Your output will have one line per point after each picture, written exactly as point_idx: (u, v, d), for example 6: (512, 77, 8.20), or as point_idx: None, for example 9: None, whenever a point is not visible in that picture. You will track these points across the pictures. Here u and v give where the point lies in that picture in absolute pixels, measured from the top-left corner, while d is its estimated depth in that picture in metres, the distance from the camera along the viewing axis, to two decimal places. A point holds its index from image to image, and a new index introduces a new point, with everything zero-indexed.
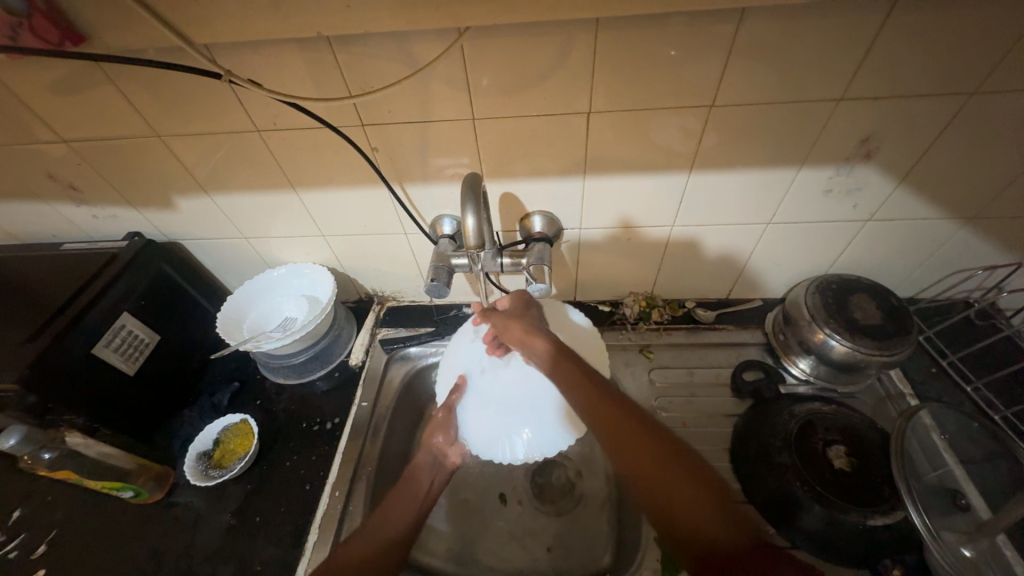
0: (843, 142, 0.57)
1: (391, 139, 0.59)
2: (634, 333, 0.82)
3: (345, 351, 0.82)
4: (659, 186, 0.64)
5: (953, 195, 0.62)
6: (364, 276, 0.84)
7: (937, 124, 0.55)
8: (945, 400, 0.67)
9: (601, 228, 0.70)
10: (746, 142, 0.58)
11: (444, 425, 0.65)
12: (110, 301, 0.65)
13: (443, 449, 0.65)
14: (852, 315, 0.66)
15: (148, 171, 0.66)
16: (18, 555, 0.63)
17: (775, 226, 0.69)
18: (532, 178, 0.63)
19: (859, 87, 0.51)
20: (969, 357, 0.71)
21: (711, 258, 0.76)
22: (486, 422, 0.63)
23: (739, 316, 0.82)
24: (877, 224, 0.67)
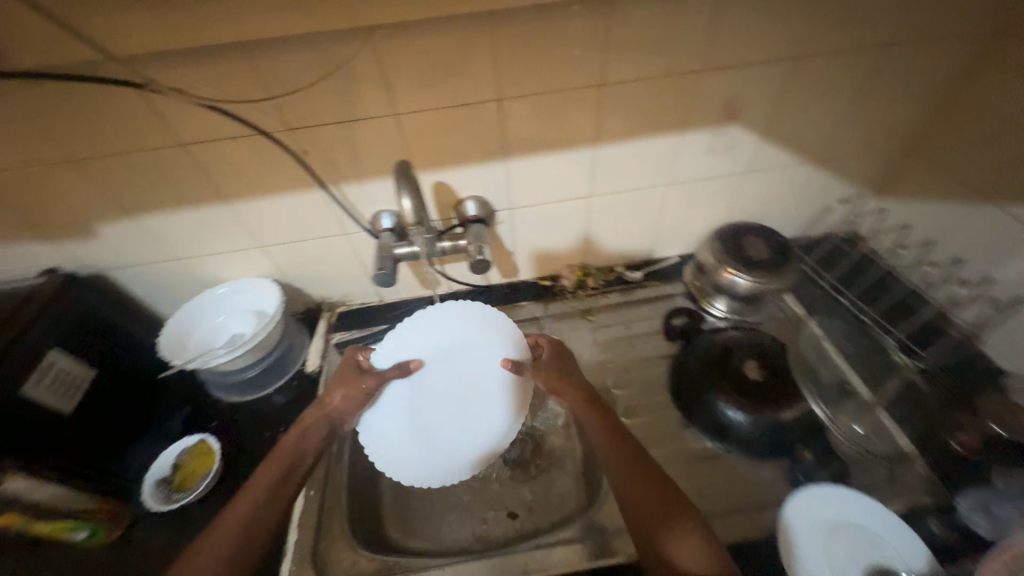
0: (712, 106, 0.68)
1: (319, 141, 0.62)
2: (575, 300, 0.89)
3: (300, 360, 0.82)
4: (572, 161, 0.72)
5: (805, 141, 0.76)
6: (310, 284, 0.85)
7: (779, 85, 0.67)
8: (829, 313, 0.81)
9: (528, 206, 0.77)
10: (637, 114, 0.67)
11: (361, 396, 0.70)
12: (36, 338, 0.63)
13: (344, 419, 0.69)
14: (747, 254, 0.78)
15: (63, 199, 0.64)
16: None
17: (676, 185, 0.79)
18: (458, 164, 0.69)
19: (714, 58, 0.63)
20: (843, 276, 0.85)
21: (630, 222, 0.85)
22: (389, 422, 0.71)
23: (663, 272, 0.92)
24: (755, 173, 0.79)
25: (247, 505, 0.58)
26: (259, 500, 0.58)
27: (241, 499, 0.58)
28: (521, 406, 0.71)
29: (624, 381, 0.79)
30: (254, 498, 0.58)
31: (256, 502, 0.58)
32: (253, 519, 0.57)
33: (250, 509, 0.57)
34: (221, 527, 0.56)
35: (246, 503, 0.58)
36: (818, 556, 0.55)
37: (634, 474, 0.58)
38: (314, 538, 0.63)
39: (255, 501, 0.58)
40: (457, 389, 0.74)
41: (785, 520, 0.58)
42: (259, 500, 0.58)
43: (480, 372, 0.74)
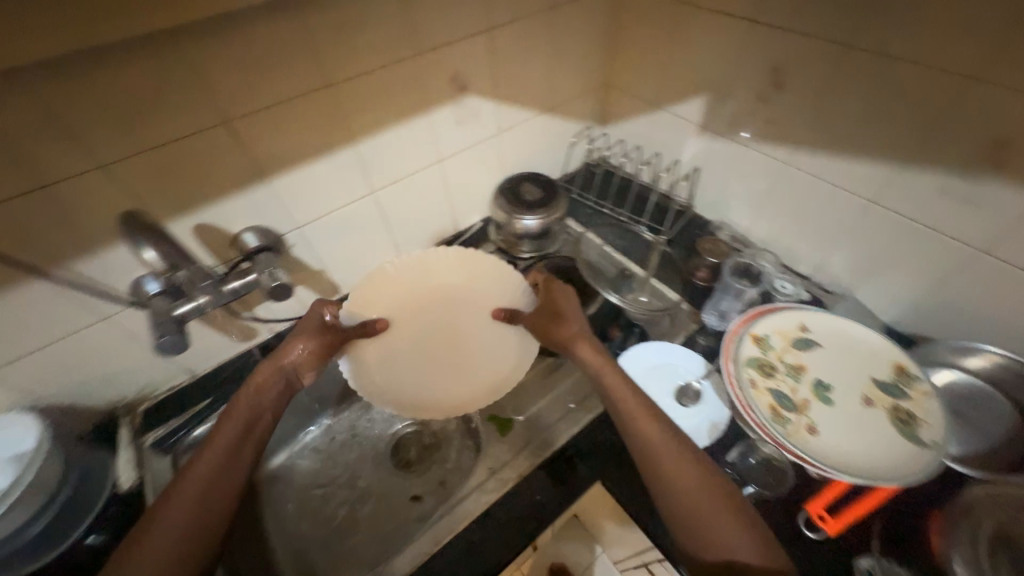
0: (441, 83, 0.76)
1: (9, 220, 0.52)
2: None
3: (108, 481, 0.69)
4: (339, 164, 0.73)
5: (529, 97, 0.91)
6: (86, 391, 0.70)
7: (486, 54, 0.79)
8: (602, 223, 1.00)
9: (315, 219, 0.76)
10: (378, 105, 0.72)
11: (309, 337, 0.67)
12: None
13: (295, 368, 0.66)
14: (524, 199, 0.91)
15: None
16: None
17: (446, 160, 0.87)
18: (213, 199, 0.65)
19: (422, 42, 0.70)
20: (602, 194, 1.06)
21: (424, 205, 0.91)
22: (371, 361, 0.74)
23: (473, 240, 1.01)
24: (505, 133, 0.93)
25: (201, 478, 0.54)
26: (205, 475, 0.55)
27: (185, 477, 0.54)
28: (515, 351, 0.75)
29: None
30: (204, 471, 0.55)
31: (206, 477, 0.54)
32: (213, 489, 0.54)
33: (203, 481, 0.54)
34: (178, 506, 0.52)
35: (199, 477, 0.54)
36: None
37: (672, 451, 0.53)
38: None
39: (205, 474, 0.55)
40: (446, 338, 0.78)
41: None
42: (210, 472, 0.55)
43: (470, 324, 0.79)
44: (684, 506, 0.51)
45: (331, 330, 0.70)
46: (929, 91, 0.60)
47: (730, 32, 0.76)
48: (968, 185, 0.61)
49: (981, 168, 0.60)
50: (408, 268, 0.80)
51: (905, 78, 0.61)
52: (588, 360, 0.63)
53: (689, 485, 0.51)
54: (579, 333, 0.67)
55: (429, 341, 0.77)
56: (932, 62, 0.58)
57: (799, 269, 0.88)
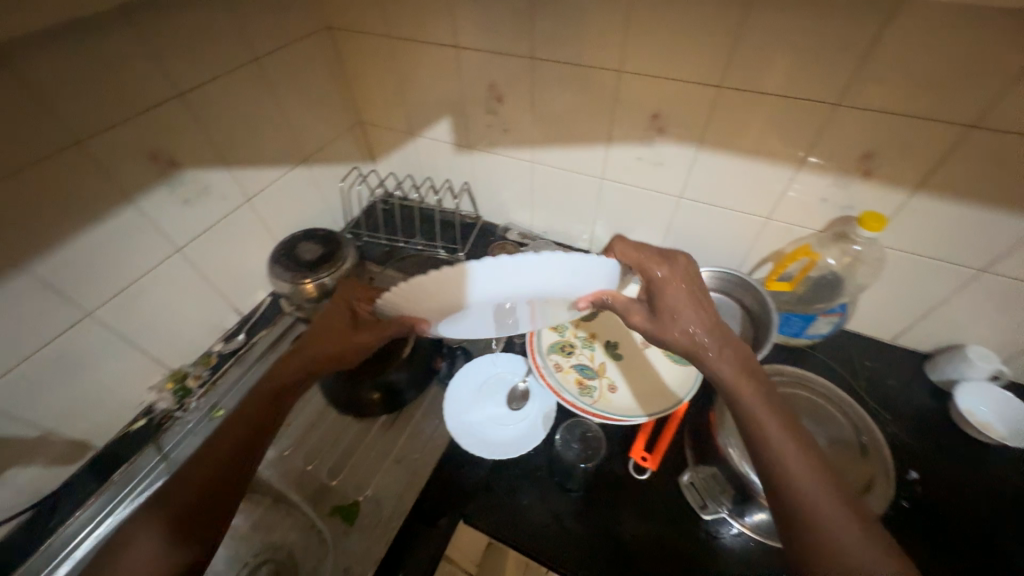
0: (138, 164, 0.64)
1: None
2: (188, 412, 0.76)
3: None
4: (14, 300, 0.55)
5: (269, 153, 0.84)
6: None
7: (192, 122, 0.69)
8: (398, 255, 0.99)
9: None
10: (47, 212, 0.56)
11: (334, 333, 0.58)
12: None
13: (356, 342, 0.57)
14: (304, 258, 0.84)
15: None
16: None
17: (186, 248, 0.74)
18: None
19: (86, 126, 0.57)
20: (391, 228, 1.06)
21: (178, 305, 0.75)
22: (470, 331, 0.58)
23: (263, 319, 0.90)
24: (254, 198, 0.84)
25: (186, 489, 0.48)
26: (210, 473, 0.49)
27: (181, 478, 0.49)
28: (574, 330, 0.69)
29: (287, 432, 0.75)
30: (185, 491, 0.48)
31: (204, 482, 0.49)
32: (195, 506, 0.48)
33: (189, 495, 0.48)
34: (153, 527, 0.46)
35: (189, 484, 0.48)
36: (474, 419, 0.69)
37: (809, 472, 0.44)
38: None
39: (191, 482, 0.49)
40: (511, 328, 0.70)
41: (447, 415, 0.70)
42: (193, 485, 0.48)
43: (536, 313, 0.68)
44: (820, 537, 0.41)
45: (361, 328, 0.58)
46: (601, 85, 0.72)
47: (444, 58, 0.81)
48: (653, 151, 0.76)
49: (654, 137, 0.74)
50: (483, 286, 0.43)
51: (582, 78, 0.72)
52: (730, 376, 0.50)
53: (842, 537, 0.41)
54: (710, 337, 0.51)
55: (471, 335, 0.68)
56: (593, 62, 0.70)
57: (577, 245, 1.01)
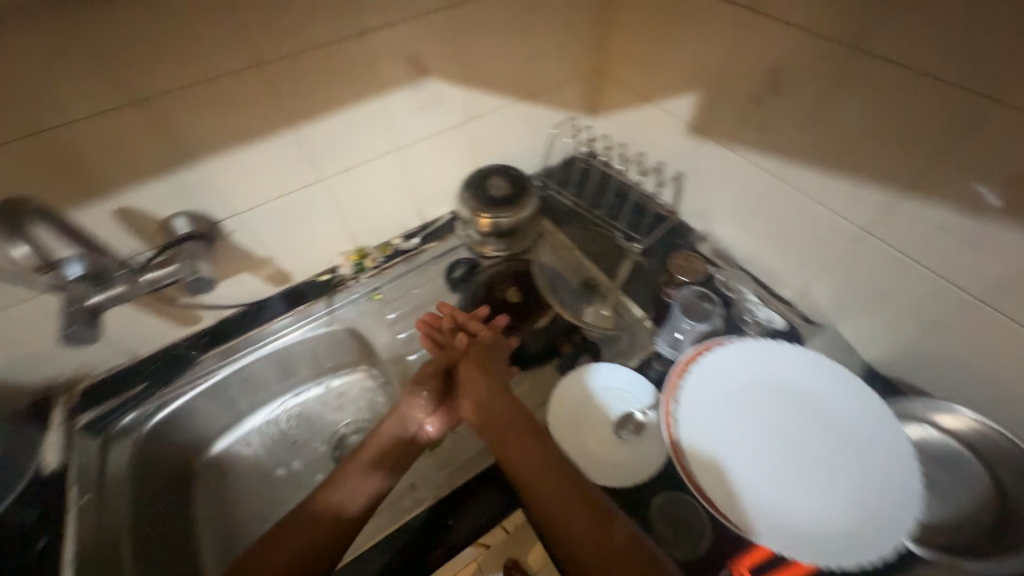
0: (396, 64, 0.69)
1: None
2: (360, 286, 0.88)
3: (37, 461, 0.68)
4: (278, 150, 0.68)
5: (504, 83, 0.83)
6: (12, 372, 0.68)
7: (449, 33, 0.71)
8: (576, 223, 0.93)
9: (247, 209, 0.71)
10: (319, 88, 0.65)
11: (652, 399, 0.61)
12: None
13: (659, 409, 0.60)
14: (494, 195, 0.84)
15: None
16: None
17: (406, 149, 0.81)
18: (132, 184, 0.60)
19: (369, 19, 0.63)
20: (578, 190, 0.98)
21: (381, 194, 0.85)
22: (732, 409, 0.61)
23: (436, 231, 0.95)
24: (475, 121, 0.86)
25: (316, 529, 0.58)
26: (331, 515, 0.59)
27: (320, 515, 0.60)
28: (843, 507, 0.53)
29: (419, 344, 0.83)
30: (309, 529, 0.58)
31: (324, 523, 0.59)
32: (326, 536, 0.58)
33: (316, 528, 0.58)
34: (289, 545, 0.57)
35: (321, 523, 0.59)
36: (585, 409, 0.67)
37: None
38: None
39: (325, 519, 0.59)
40: (774, 437, 0.59)
41: (554, 411, 0.67)
42: (326, 521, 0.59)
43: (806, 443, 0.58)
44: None
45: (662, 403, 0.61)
46: (942, 113, 0.50)
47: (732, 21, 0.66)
48: (973, 226, 0.52)
49: (981, 208, 0.51)
50: (757, 394, 0.62)
51: (914, 94, 0.51)
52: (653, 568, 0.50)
53: None
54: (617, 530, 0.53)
55: (746, 423, 0.60)
56: (942, 73, 0.48)
57: (779, 291, 0.80)
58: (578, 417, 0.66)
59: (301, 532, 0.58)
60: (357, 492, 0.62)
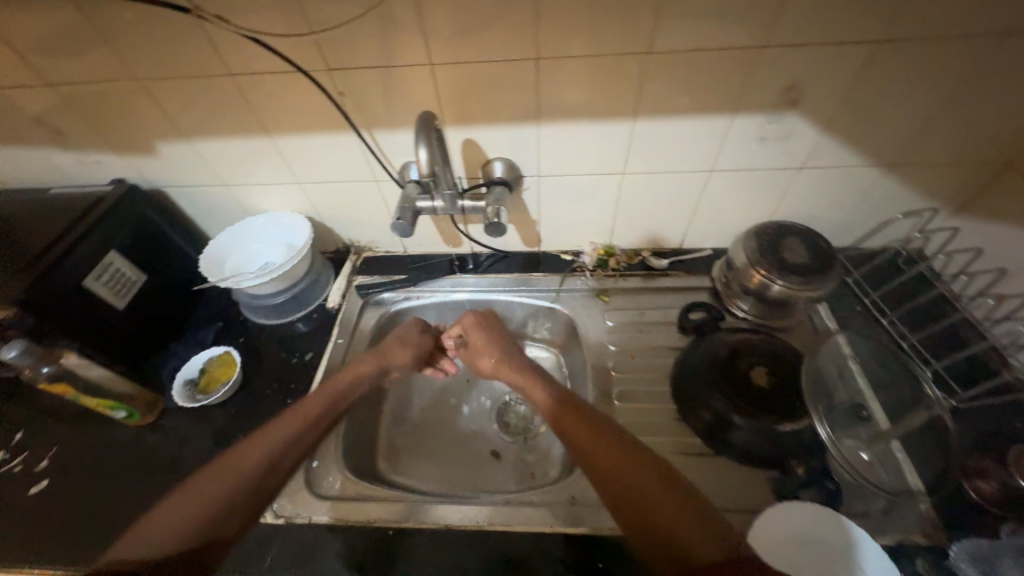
0: (771, 89, 0.62)
1: (355, 85, 0.63)
2: (593, 280, 0.88)
3: (322, 295, 0.87)
4: (607, 133, 0.69)
5: (874, 142, 0.68)
6: (338, 226, 0.89)
7: (854, 72, 0.60)
8: (864, 331, 0.75)
9: (550, 174, 0.76)
10: (681, 90, 0.63)
11: None
12: (99, 240, 0.70)
13: None
14: (783, 257, 0.73)
15: (129, 115, 0.69)
16: (23, 469, 0.70)
17: (715, 174, 0.75)
18: (488, 123, 0.68)
19: (778, 35, 0.57)
20: (890, 294, 0.78)
21: (662, 206, 0.81)
22: None
23: (690, 264, 0.88)
24: (809, 171, 0.73)
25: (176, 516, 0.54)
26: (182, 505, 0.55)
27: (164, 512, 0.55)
28: None
29: (624, 365, 0.78)
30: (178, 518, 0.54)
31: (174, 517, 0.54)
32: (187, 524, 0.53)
33: (187, 515, 0.54)
34: (166, 531, 0.53)
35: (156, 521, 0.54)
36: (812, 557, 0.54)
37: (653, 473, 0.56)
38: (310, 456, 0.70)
39: (170, 526, 0.53)
40: None
41: (764, 524, 0.57)
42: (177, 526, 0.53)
43: None
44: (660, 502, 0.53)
45: None
46: None
47: None
48: None
49: None
50: None
51: None
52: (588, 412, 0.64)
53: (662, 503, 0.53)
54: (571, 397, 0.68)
55: None
56: None
57: None
58: (799, 555, 0.54)
59: (191, 505, 0.55)
60: (219, 472, 0.58)
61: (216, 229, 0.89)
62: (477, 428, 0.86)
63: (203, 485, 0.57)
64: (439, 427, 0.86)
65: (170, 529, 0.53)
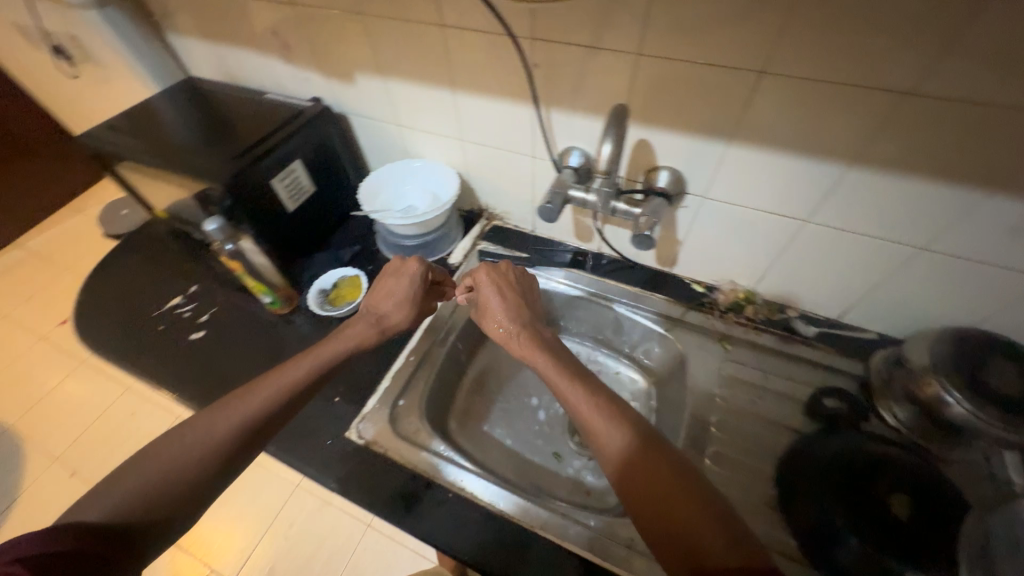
0: None
1: (551, 59, 0.62)
2: (720, 321, 0.80)
3: (447, 249, 0.91)
4: (806, 173, 0.60)
5: None
6: (481, 189, 0.91)
7: None
8: None
9: (717, 198, 0.69)
10: (929, 148, 0.51)
11: None
12: (291, 148, 0.80)
13: None
14: (983, 377, 0.57)
15: (344, 44, 0.76)
16: (191, 316, 0.85)
17: (925, 253, 0.61)
18: (673, 128, 0.62)
19: None
20: None
21: (836, 268, 0.70)
22: None
23: (847, 342, 0.76)
24: None
25: (125, 486, 0.46)
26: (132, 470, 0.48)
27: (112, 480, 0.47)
28: None
29: (727, 425, 0.71)
30: (130, 488, 0.46)
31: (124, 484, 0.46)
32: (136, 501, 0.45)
33: (141, 485, 0.46)
34: (107, 505, 0.45)
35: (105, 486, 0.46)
36: None
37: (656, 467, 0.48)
38: (398, 394, 0.75)
39: (110, 500, 0.45)
40: None
41: None
42: (120, 499, 0.45)
43: None
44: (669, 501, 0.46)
45: None
46: None
47: None
48: None
49: None
50: None
51: None
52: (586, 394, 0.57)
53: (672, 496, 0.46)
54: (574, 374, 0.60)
55: None
56: None
57: None
58: None
59: (150, 474, 0.47)
60: (180, 438, 0.50)
61: (377, 162, 0.97)
62: (548, 424, 0.85)
63: (166, 447, 0.49)
64: (513, 409, 0.87)
65: (113, 499, 0.45)
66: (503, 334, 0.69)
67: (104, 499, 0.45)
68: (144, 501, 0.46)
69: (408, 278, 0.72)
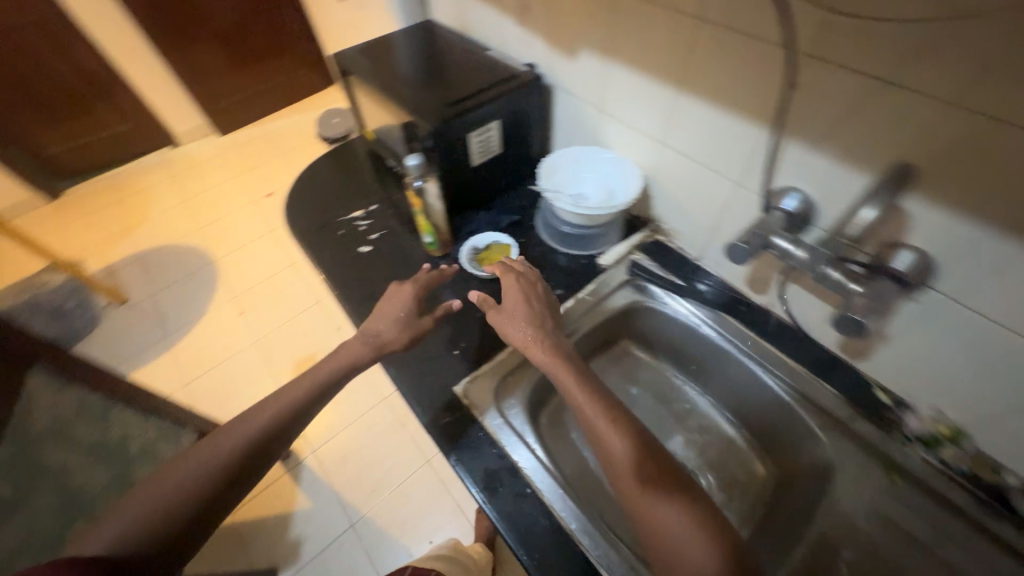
0: None
1: (820, 83, 0.52)
2: (897, 447, 0.65)
3: (599, 248, 0.88)
4: None
5: None
6: (658, 199, 0.85)
7: None
8: None
9: (976, 309, 0.53)
10: None
11: None
12: (497, 108, 0.82)
13: None
14: None
15: (583, 18, 0.74)
16: (365, 230, 0.96)
17: None
18: (952, 207, 0.49)
19: None
20: None
21: None
22: None
23: None
24: None
25: (135, 513, 0.46)
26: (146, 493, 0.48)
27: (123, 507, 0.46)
28: None
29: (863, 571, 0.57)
30: (143, 512, 0.46)
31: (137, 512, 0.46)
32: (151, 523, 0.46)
33: (155, 508, 0.47)
34: (115, 532, 0.45)
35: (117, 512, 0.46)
36: None
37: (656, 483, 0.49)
38: (508, 370, 0.74)
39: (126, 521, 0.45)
40: None
41: None
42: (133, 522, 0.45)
43: None
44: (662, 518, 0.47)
45: None
46: None
47: None
48: None
49: None
50: None
51: None
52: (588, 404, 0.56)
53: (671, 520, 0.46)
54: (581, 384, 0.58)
55: None
56: None
57: None
58: None
59: (157, 499, 0.47)
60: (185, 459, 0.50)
61: (563, 140, 0.96)
62: None
63: (176, 472, 0.49)
64: None
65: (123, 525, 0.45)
66: (526, 339, 0.64)
67: (122, 520, 0.45)
68: (154, 525, 0.46)
69: (409, 286, 0.72)
